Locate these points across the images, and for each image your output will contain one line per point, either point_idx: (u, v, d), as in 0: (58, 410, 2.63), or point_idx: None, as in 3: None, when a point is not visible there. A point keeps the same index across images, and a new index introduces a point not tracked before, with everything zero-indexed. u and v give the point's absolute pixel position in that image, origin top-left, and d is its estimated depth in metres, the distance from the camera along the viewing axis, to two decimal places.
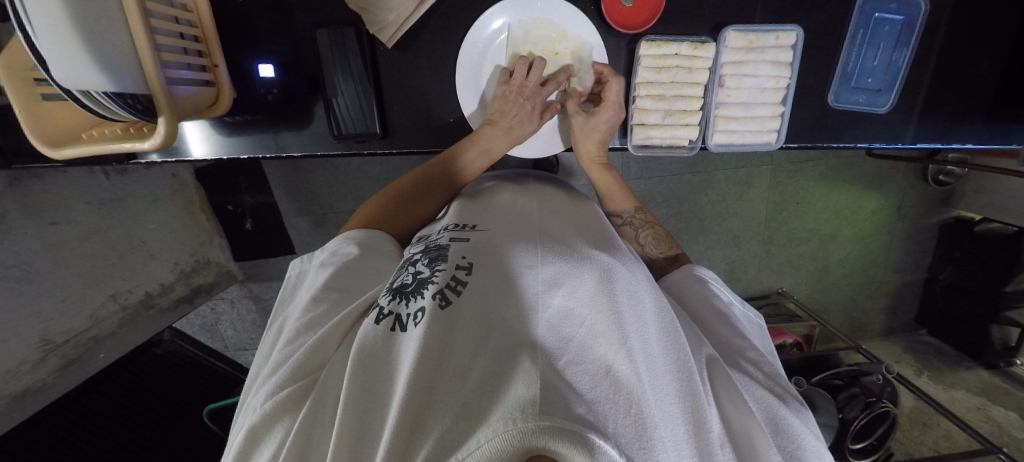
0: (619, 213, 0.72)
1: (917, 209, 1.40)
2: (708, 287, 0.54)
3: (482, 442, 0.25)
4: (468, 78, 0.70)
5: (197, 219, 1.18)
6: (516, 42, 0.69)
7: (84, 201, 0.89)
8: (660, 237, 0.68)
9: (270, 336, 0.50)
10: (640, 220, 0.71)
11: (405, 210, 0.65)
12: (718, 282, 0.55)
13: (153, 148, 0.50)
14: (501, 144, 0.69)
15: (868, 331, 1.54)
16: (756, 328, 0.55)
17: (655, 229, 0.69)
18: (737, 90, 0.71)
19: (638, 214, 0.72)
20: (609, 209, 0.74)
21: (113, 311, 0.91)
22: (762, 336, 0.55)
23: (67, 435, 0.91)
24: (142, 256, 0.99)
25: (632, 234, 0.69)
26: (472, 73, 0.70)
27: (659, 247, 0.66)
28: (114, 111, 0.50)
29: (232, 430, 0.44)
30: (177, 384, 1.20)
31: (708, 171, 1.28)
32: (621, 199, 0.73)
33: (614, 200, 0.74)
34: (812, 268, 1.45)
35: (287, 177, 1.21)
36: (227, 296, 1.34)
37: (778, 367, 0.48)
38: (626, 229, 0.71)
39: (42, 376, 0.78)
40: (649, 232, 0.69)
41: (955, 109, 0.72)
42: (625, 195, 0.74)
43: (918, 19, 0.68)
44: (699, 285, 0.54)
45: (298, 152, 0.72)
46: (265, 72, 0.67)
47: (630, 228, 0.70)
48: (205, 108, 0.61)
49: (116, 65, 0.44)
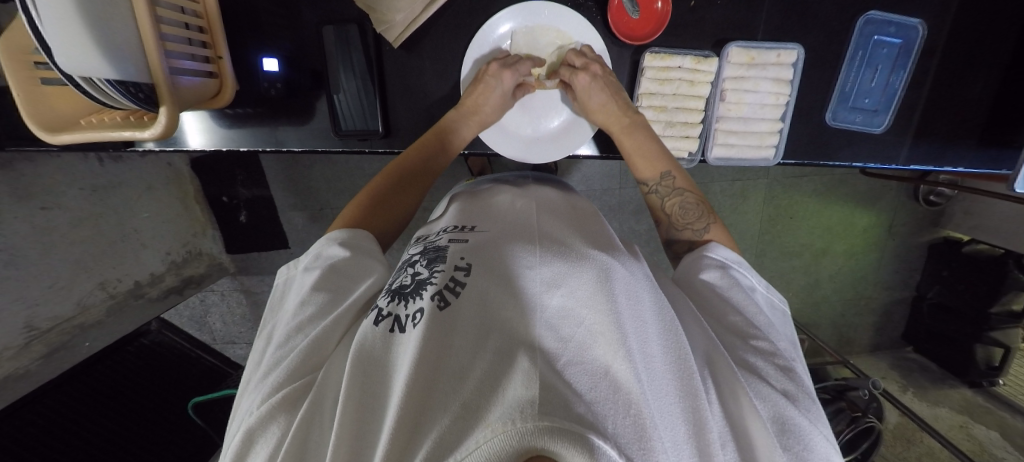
0: (646, 180, 0.66)
1: (908, 227, 1.42)
2: (726, 274, 0.52)
3: (482, 441, 0.25)
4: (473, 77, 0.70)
5: (190, 209, 1.17)
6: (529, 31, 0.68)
7: (76, 188, 0.87)
8: (690, 205, 0.62)
9: (261, 345, 0.49)
10: (670, 186, 0.63)
11: (397, 205, 0.63)
12: (739, 265, 0.54)
13: (153, 138, 0.49)
14: (470, 128, 0.68)
15: (856, 346, 1.56)
16: (778, 314, 0.54)
17: (685, 194, 0.63)
18: (737, 105, 0.72)
19: (666, 179, 0.64)
20: (638, 175, 0.67)
21: (101, 299, 0.90)
22: (785, 324, 0.54)
23: (50, 424, 0.90)
24: (134, 245, 0.98)
25: (661, 205, 0.64)
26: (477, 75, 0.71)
27: (687, 218, 0.61)
28: (116, 99, 0.50)
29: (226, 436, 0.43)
30: (165, 376, 1.18)
31: (706, 182, 1.29)
32: (648, 161, 0.65)
33: (642, 165, 0.66)
34: (803, 282, 1.47)
35: (285, 170, 1.20)
36: (218, 289, 1.32)
37: (793, 362, 0.47)
38: (654, 197, 0.65)
39: (25, 363, 0.77)
40: (678, 200, 0.63)
41: (948, 132, 0.73)
42: (656, 156, 0.65)
43: (915, 43, 0.69)
44: (715, 269, 0.53)
45: (298, 147, 0.72)
46: (269, 66, 0.68)
47: (659, 197, 0.64)
48: (207, 99, 0.61)
49: (120, 54, 0.44)
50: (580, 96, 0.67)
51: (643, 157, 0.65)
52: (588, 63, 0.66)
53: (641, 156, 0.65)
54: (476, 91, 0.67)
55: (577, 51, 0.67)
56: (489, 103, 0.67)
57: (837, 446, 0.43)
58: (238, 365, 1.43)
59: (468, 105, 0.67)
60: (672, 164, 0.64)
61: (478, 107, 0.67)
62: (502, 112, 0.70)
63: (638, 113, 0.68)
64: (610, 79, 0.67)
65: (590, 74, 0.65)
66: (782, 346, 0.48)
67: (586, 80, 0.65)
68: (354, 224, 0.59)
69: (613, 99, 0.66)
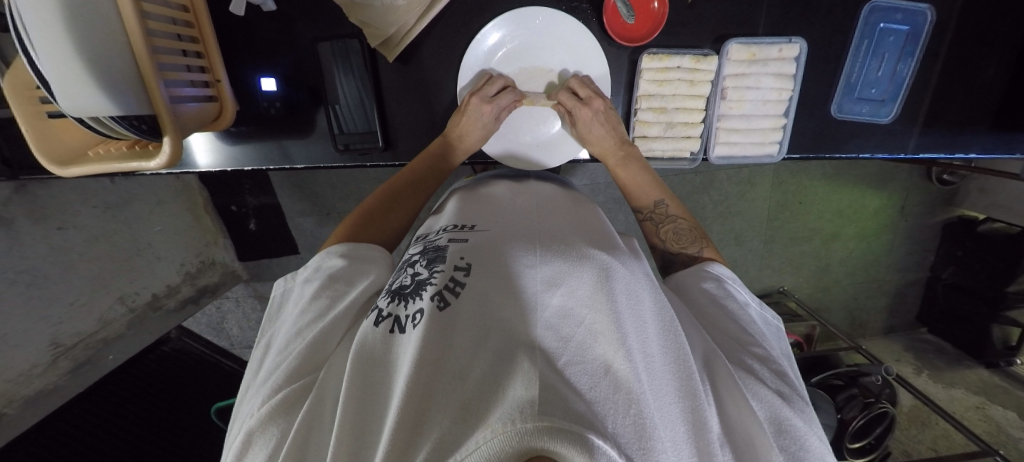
0: (640, 208, 0.67)
1: (921, 208, 1.40)
2: (722, 286, 0.53)
3: (482, 442, 0.26)
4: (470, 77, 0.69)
5: (200, 220, 1.19)
6: (536, 60, 0.69)
7: (89, 206, 0.90)
8: (684, 230, 0.62)
9: (258, 352, 0.50)
10: (664, 214, 0.65)
11: (383, 222, 0.62)
12: (734, 281, 0.54)
13: (160, 167, 0.50)
14: (459, 155, 0.69)
15: (869, 329, 1.55)
16: (772, 331, 0.54)
17: (679, 221, 0.63)
18: (739, 102, 0.71)
19: (660, 207, 0.65)
20: (632, 203, 0.67)
21: (121, 313, 0.93)
22: (779, 339, 0.54)
23: (76, 431, 0.91)
24: (148, 259, 1.00)
25: (654, 231, 0.64)
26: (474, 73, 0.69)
27: (682, 242, 0.61)
28: (119, 130, 0.51)
29: (227, 436, 0.44)
30: (189, 381, 1.22)
31: (712, 171, 1.27)
32: (643, 190, 0.66)
33: (637, 194, 0.67)
34: (814, 267, 1.45)
35: (289, 178, 1.21)
36: (233, 295, 1.36)
37: (786, 367, 0.47)
38: (648, 224, 0.66)
39: (52, 378, 0.80)
40: (671, 226, 0.63)
41: (958, 118, 0.71)
42: (649, 184, 0.66)
43: (923, 29, 0.67)
44: (710, 282, 0.53)
45: (303, 163, 0.73)
46: (268, 86, 0.68)
47: (653, 224, 0.65)
48: (210, 122, 0.61)
49: (119, 86, 0.44)
50: (579, 126, 0.67)
51: (639, 188, 0.66)
52: (593, 96, 0.66)
53: (636, 186, 0.66)
54: (473, 138, 0.67)
55: (580, 81, 0.67)
56: (475, 132, 0.67)
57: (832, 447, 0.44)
58: None
59: (453, 133, 0.68)
60: (665, 192, 0.65)
61: (464, 135, 0.67)
62: (489, 139, 0.70)
63: (632, 145, 0.69)
64: (613, 116, 0.67)
65: (591, 114, 0.65)
66: (776, 353, 0.48)
67: (590, 114, 0.65)
68: (346, 237, 0.60)
69: (610, 133, 0.67)
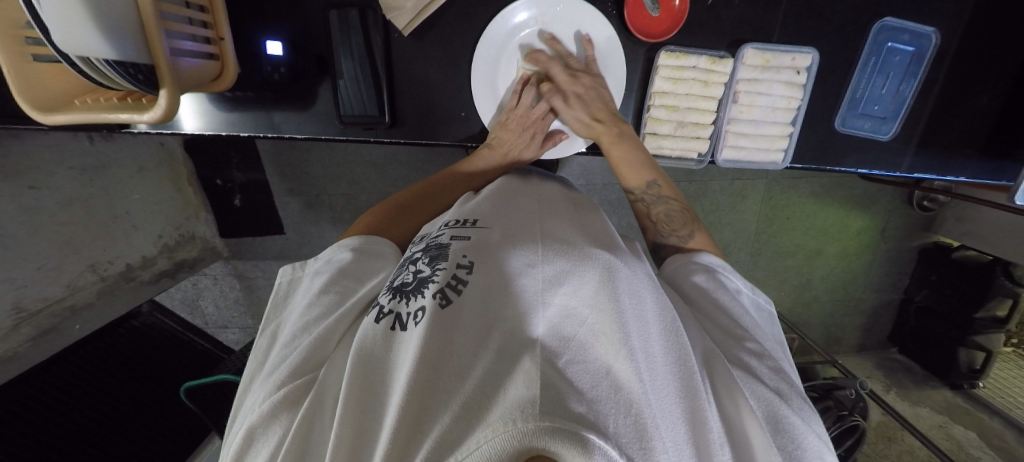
0: (631, 188, 0.66)
1: (901, 231, 1.45)
2: (713, 277, 0.53)
3: (482, 442, 0.25)
4: (486, 56, 0.68)
5: (183, 191, 1.14)
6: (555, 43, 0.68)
7: (66, 167, 0.85)
8: (675, 212, 0.63)
9: (263, 341, 0.49)
10: (655, 195, 0.64)
11: (407, 220, 0.63)
12: (725, 268, 0.55)
13: (152, 121, 0.47)
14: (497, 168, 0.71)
15: (843, 346, 1.61)
16: (765, 316, 0.55)
17: (671, 202, 0.64)
18: (749, 107, 0.72)
19: (652, 187, 0.64)
20: (625, 183, 0.66)
21: (92, 281, 0.89)
22: (773, 327, 0.55)
23: (41, 405, 0.89)
24: (125, 227, 0.96)
25: (646, 213, 0.65)
26: (491, 53, 0.68)
27: (673, 225, 0.62)
28: (111, 77, 0.48)
29: (225, 435, 0.42)
30: (161, 356, 1.18)
31: (705, 180, 1.30)
32: (634, 171, 0.65)
33: (628, 175, 0.65)
34: (795, 283, 1.49)
35: (279, 154, 1.17)
36: (211, 273, 1.31)
37: (784, 363, 0.48)
38: (639, 205, 0.66)
39: (14, 345, 0.75)
40: (662, 208, 0.64)
41: (952, 142, 0.74)
42: (641, 165, 0.64)
43: (928, 51, 0.69)
44: (701, 273, 0.53)
45: (296, 134, 0.70)
46: (274, 49, 0.66)
47: (644, 206, 0.65)
48: (208, 81, 0.59)
49: (117, 31, 0.41)
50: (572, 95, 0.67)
51: (631, 169, 0.65)
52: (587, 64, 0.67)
53: (626, 168, 0.65)
54: (507, 134, 0.69)
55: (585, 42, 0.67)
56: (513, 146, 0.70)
57: (830, 443, 0.44)
58: (229, 350, 1.41)
59: (496, 145, 0.70)
60: (656, 172, 0.65)
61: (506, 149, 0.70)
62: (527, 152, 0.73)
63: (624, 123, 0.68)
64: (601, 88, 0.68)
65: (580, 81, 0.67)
66: (770, 347, 0.48)
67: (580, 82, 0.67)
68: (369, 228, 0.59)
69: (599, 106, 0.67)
